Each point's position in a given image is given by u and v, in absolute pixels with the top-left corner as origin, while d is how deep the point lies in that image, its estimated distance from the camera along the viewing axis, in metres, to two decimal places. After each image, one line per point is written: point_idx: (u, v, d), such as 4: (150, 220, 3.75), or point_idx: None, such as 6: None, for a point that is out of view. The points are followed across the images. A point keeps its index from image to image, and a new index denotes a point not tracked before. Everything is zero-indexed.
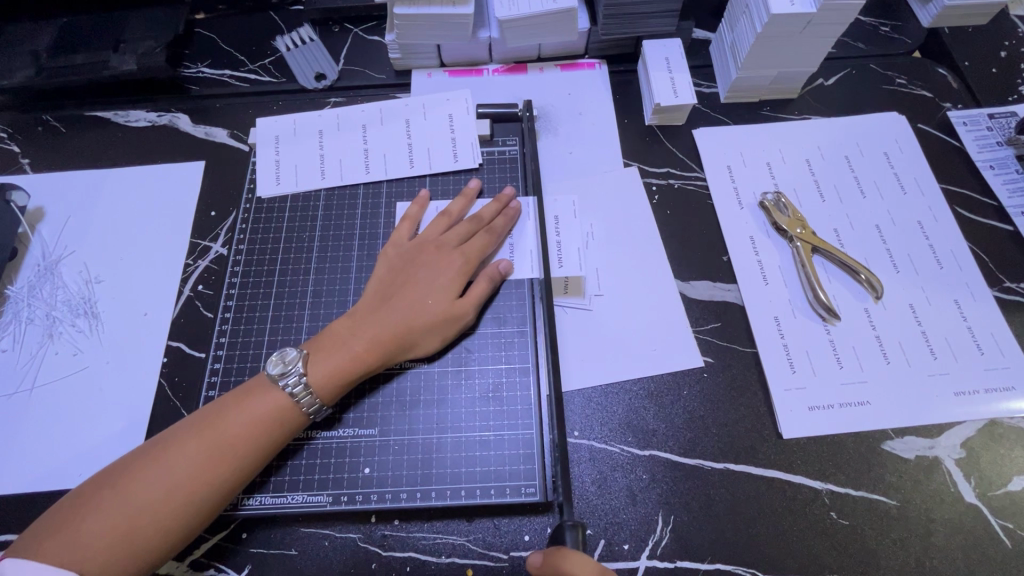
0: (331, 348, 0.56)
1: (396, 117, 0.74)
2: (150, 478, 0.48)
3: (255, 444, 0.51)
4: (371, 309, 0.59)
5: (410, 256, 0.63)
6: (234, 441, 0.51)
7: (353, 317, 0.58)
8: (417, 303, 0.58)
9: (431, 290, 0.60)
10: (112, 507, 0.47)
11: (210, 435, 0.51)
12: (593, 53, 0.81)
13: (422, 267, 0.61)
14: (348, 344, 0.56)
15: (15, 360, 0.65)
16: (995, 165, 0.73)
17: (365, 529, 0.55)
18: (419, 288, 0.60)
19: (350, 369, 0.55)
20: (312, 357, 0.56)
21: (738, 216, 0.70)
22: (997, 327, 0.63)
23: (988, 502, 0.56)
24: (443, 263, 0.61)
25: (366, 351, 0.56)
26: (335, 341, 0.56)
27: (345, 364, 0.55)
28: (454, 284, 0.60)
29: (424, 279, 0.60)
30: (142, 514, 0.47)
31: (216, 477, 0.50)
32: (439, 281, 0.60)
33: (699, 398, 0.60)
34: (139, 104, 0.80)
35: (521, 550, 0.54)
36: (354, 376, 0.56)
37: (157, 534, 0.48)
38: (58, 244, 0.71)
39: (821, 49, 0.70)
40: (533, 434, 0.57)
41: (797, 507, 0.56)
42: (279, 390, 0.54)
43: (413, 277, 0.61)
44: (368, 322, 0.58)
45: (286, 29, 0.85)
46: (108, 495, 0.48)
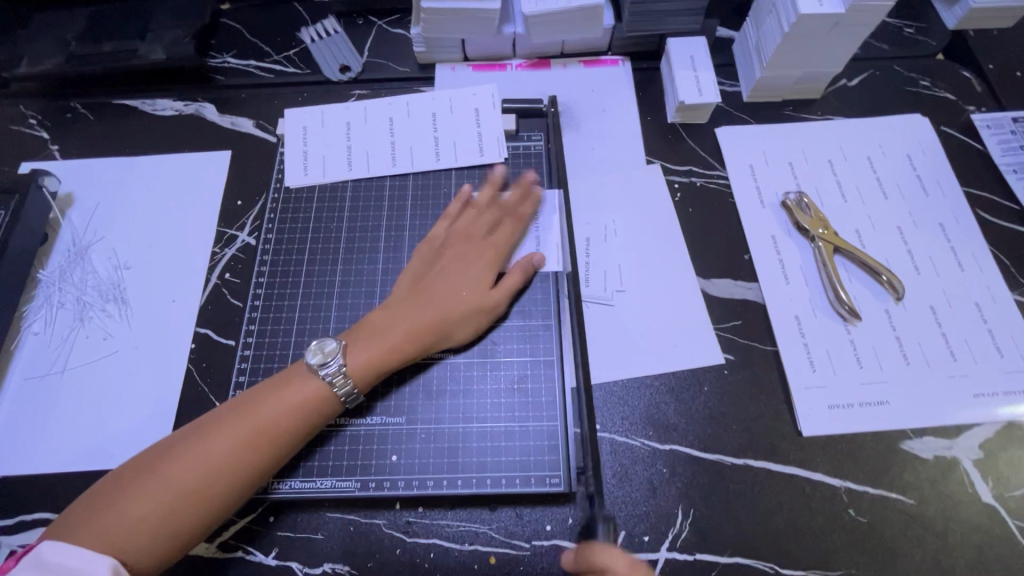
0: (367, 338, 0.57)
1: (422, 111, 0.74)
2: (188, 462, 0.49)
3: (292, 427, 0.53)
4: (406, 300, 0.60)
5: (441, 249, 0.64)
6: (272, 425, 0.52)
7: (388, 308, 0.60)
8: (450, 293, 0.60)
9: (463, 280, 0.61)
10: (153, 488, 0.48)
11: (248, 417, 0.52)
12: (617, 49, 0.81)
13: (452, 259, 0.63)
14: (385, 334, 0.57)
15: (47, 344, 0.66)
16: (1018, 168, 0.73)
17: (390, 515, 0.56)
18: (451, 278, 0.61)
19: (387, 358, 0.57)
20: (349, 347, 0.57)
21: (760, 214, 0.70)
22: (1017, 331, 0.63)
23: (1005, 503, 0.56)
24: (473, 256, 0.63)
25: (402, 340, 0.57)
26: (371, 331, 0.58)
27: (383, 353, 0.56)
28: (484, 274, 0.62)
29: (456, 270, 0.62)
30: (182, 494, 0.48)
31: (255, 459, 0.51)
32: (469, 271, 0.62)
33: (720, 394, 0.61)
34: (166, 93, 0.81)
35: (543, 539, 0.55)
36: (391, 363, 0.57)
37: (196, 514, 0.49)
38: (87, 231, 0.72)
39: (848, 50, 0.70)
40: (557, 426, 0.58)
41: (815, 504, 0.56)
42: (319, 379, 0.54)
43: (444, 269, 0.62)
44: (404, 312, 0.59)
45: (311, 21, 0.86)
46: (148, 478, 0.49)
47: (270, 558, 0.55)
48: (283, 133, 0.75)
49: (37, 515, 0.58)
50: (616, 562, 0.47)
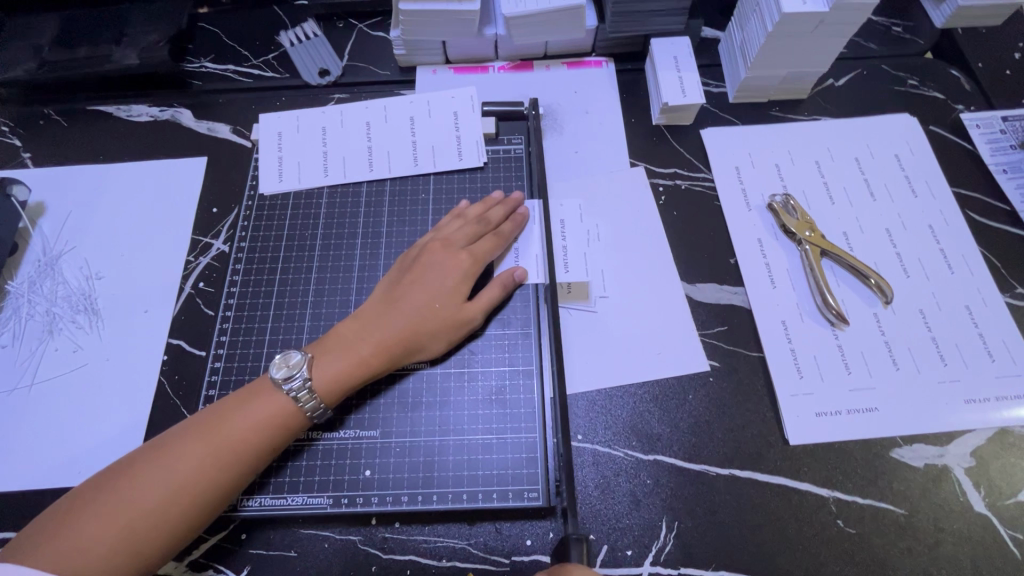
0: (335, 351, 0.55)
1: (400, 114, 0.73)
2: (148, 482, 0.48)
3: (261, 443, 0.51)
4: (377, 311, 0.58)
5: (416, 257, 0.61)
6: (240, 441, 0.50)
7: (358, 319, 0.58)
8: (423, 304, 0.58)
9: (437, 291, 0.59)
10: (112, 506, 0.47)
11: (215, 432, 0.50)
12: (601, 51, 0.80)
13: (428, 268, 0.60)
14: (352, 347, 0.56)
15: (15, 357, 0.64)
16: (1008, 168, 0.72)
17: (365, 532, 0.54)
18: (425, 289, 0.59)
19: (355, 372, 0.55)
20: (316, 360, 0.55)
21: (745, 217, 0.69)
22: (1009, 334, 0.62)
23: (998, 512, 0.55)
24: (450, 265, 0.60)
25: (371, 354, 0.55)
26: (339, 344, 0.56)
27: (350, 368, 0.55)
28: (461, 285, 0.60)
29: (431, 279, 0.59)
30: (143, 512, 0.47)
31: (222, 476, 0.49)
32: (444, 281, 0.59)
33: (705, 402, 0.60)
34: (141, 98, 0.79)
35: (523, 554, 0.53)
36: (358, 378, 0.55)
37: (158, 532, 0.47)
38: (59, 240, 0.70)
39: (833, 50, 0.69)
40: (536, 437, 0.57)
41: (804, 514, 0.55)
42: (283, 394, 0.53)
43: (419, 278, 0.59)
44: (374, 324, 0.57)
45: (290, 24, 0.84)
46: (105, 498, 0.47)
47: None
48: (258, 138, 0.73)
49: (2, 533, 0.56)
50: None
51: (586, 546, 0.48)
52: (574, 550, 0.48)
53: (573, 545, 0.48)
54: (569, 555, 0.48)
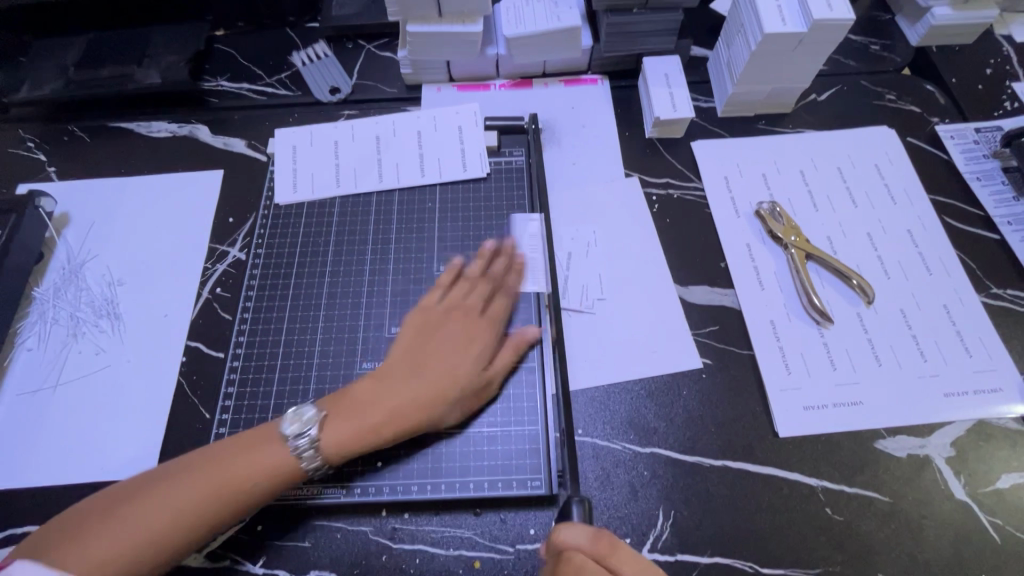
0: (347, 416, 0.56)
1: (403, 130, 0.77)
2: (167, 501, 0.50)
3: (265, 482, 0.52)
4: (393, 374, 0.59)
5: (433, 319, 0.63)
6: (244, 479, 0.52)
7: (368, 384, 0.58)
8: (435, 358, 0.59)
9: (451, 350, 0.60)
10: (118, 530, 0.48)
11: (222, 468, 0.52)
12: (596, 69, 0.85)
13: (441, 322, 0.62)
14: (362, 415, 0.56)
15: (40, 359, 0.67)
16: (982, 176, 0.76)
17: (376, 522, 0.57)
18: (441, 348, 0.60)
19: (367, 435, 0.55)
20: (325, 420, 0.56)
21: (735, 223, 0.73)
22: (984, 331, 0.65)
23: (977, 499, 0.58)
24: (461, 322, 0.62)
25: (382, 426, 0.56)
26: (349, 407, 0.56)
27: (359, 433, 0.55)
28: (476, 340, 0.61)
29: (447, 343, 0.60)
30: (147, 540, 0.48)
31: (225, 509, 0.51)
32: (457, 337, 0.61)
33: (698, 397, 0.63)
34: (160, 115, 0.84)
35: (526, 543, 0.56)
36: (370, 442, 0.55)
37: (162, 555, 0.49)
38: (82, 249, 0.74)
39: (813, 66, 0.73)
40: (538, 430, 0.60)
41: (794, 503, 0.58)
42: (286, 447, 0.54)
43: (436, 344, 0.60)
44: (386, 390, 0.57)
45: (302, 45, 0.89)
46: (126, 511, 0.49)
47: (257, 566, 0.55)
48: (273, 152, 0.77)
49: (26, 528, 0.59)
50: (578, 537, 0.48)
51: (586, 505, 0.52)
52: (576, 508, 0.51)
53: (574, 505, 0.52)
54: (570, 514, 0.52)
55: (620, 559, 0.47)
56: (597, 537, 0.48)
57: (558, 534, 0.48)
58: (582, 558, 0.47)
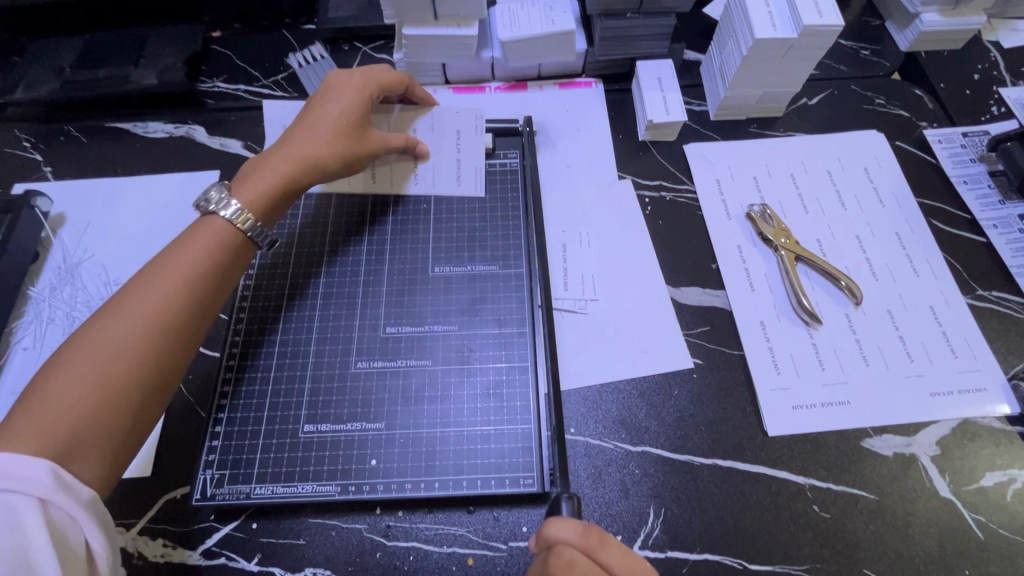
0: (262, 174, 0.63)
1: (379, 106, 0.74)
2: (119, 325, 0.50)
3: (210, 259, 0.56)
4: (294, 140, 0.65)
5: (307, 110, 0.68)
6: (190, 275, 0.55)
7: (278, 147, 0.65)
8: (324, 132, 0.65)
9: (337, 113, 0.67)
10: (74, 390, 0.47)
11: (166, 271, 0.54)
12: (590, 72, 0.86)
13: (330, 97, 0.68)
14: (272, 166, 0.63)
15: (36, 357, 0.68)
16: (969, 180, 0.77)
17: (371, 520, 0.57)
18: (326, 116, 0.66)
19: (274, 193, 0.62)
20: (235, 187, 0.62)
21: (727, 226, 0.74)
22: (969, 332, 0.66)
23: (962, 497, 0.59)
24: (345, 95, 0.68)
25: (286, 166, 0.63)
26: (257, 172, 0.63)
27: (270, 185, 0.62)
28: (354, 100, 0.68)
29: (321, 117, 0.66)
30: (106, 397, 0.48)
31: (182, 299, 0.53)
32: (344, 101, 0.67)
33: (689, 396, 0.64)
34: (157, 116, 0.84)
35: (519, 540, 0.56)
36: (276, 194, 0.62)
37: (123, 408, 0.49)
38: (78, 248, 0.74)
39: (804, 71, 0.74)
40: (531, 429, 0.60)
41: (782, 500, 0.59)
42: (218, 218, 0.59)
43: (310, 120, 0.66)
44: (287, 146, 0.65)
45: (298, 47, 0.90)
46: (73, 367, 0.48)
47: (252, 564, 0.56)
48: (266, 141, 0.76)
49: None
50: (568, 531, 0.47)
51: (575, 502, 0.51)
52: (565, 505, 0.51)
53: (564, 501, 0.51)
54: (561, 511, 0.51)
55: (610, 552, 0.47)
56: (587, 532, 0.48)
57: (547, 529, 0.48)
58: (571, 552, 0.47)
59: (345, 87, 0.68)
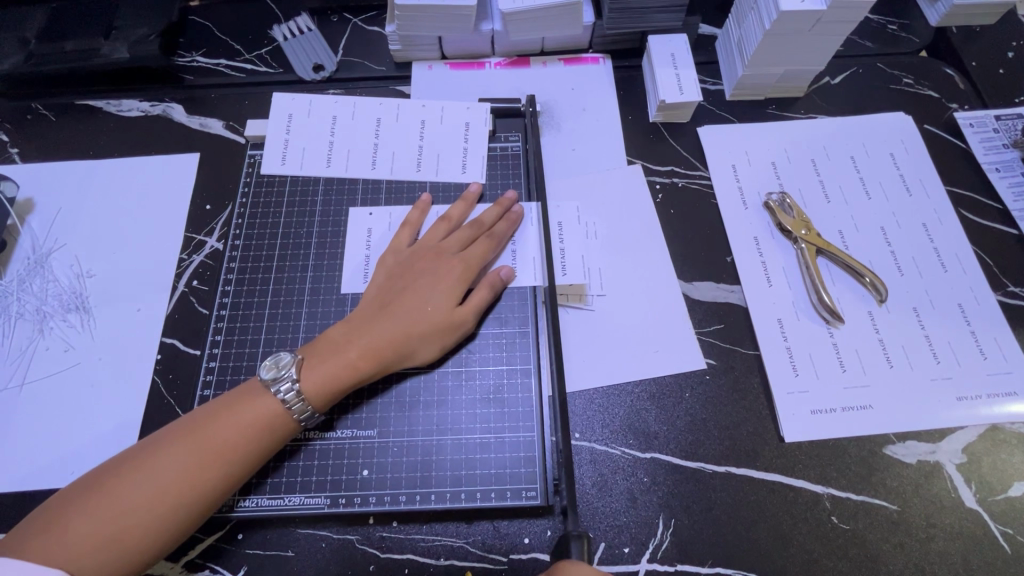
0: (330, 358, 0.54)
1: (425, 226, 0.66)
2: (164, 461, 0.48)
3: (248, 449, 0.50)
4: (367, 317, 0.57)
5: (410, 260, 0.61)
6: (235, 441, 0.50)
7: (349, 325, 0.57)
8: (416, 311, 0.57)
9: (430, 296, 0.58)
10: (100, 513, 0.46)
11: (222, 420, 0.51)
12: (598, 47, 0.80)
13: (421, 273, 0.60)
14: (344, 349, 0.55)
15: (5, 355, 0.63)
16: (1001, 167, 0.72)
17: (363, 532, 0.54)
18: (419, 296, 0.58)
19: (343, 379, 0.54)
20: (305, 364, 0.54)
21: (742, 215, 0.69)
22: (1000, 332, 0.62)
23: (988, 507, 0.55)
24: (439, 268, 0.60)
25: (360, 357, 0.55)
26: (330, 347, 0.55)
27: (342, 370, 0.54)
28: (451, 292, 0.59)
29: (421, 286, 0.59)
30: (124, 538, 0.46)
31: (221, 465, 0.49)
32: (438, 289, 0.59)
33: (702, 400, 0.60)
34: (132, 93, 0.78)
35: (521, 552, 0.53)
36: (349, 382, 0.54)
37: (142, 543, 0.46)
38: (49, 237, 0.69)
39: (830, 48, 0.69)
40: (534, 436, 0.57)
41: (798, 510, 0.55)
42: (271, 397, 0.52)
43: (409, 283, 0.59)
44: (368, 328, 0.56)
45: (283, 18, 0.83)
46: (113, 490, 0.47)
47: None
48: (268, 120, 0.72)
49: None
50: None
51: (586, 543, 0.48)
52: (574, 548, 0.47)
53: (573, 542, 0.48)
54: (569, 552, 0.48)
55: None
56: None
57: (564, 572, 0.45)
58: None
59: (443, 264, 0.61)
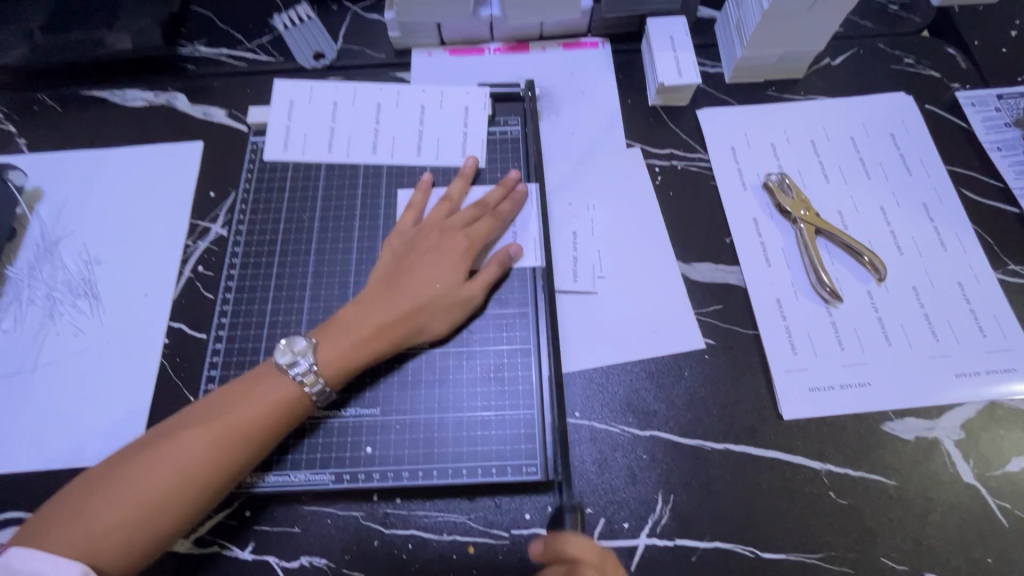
0: (343, 336, 0.55)
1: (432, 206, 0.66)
2: (180, 444, 0.49)
3: (261, 432, 0.52)
4: (376, 294, 0.58)
5: (414, 240, 0.62)
6: (249, 422, 0.51)
7: (361, 304, 0.58)
8: (424, 287, 0.58)
9: (437, 273, 0.59)
10: (122, 496, 0.47)
11: (235, 403, 0.52)
12: (597, 31, 0.80)
13: (427, 251, 0.60)
14: (357, 328, 0.56)
15: (17, 340, 0.65)
16: (1003, 146, 0.72)
17: (367, 508, 0.55)
18: (426, 272, 0.59)
19: (359, 356, 0.55)
20: (319, 345, 0.55)
21: (741, 196, 0.69)
22: (1000, 309, 0.62)
23: (986, 482, 0.56)
24: (444, 245, 0.61)
25: (372, 335, 0.56)
26: (342, 326, 0.56)
27: (355, 349, 0.55)
28: (458, 268, 0.60)
29: (429, 261, 0.60)
30: (143, 519, 0.47)
31: (235, 446, 0.50)
32: (445, 265, 0.60)
33: (701, 379, 0.60)
34: (136, 83, 0.79)
35: (522, 528, 0.54)
36: (362, 359, 0.55)
37: (162, 524, 0.48)
38: (57, 225, 0.71)
39: (829, 27, 0.69)
40: (534, 414, 0.58)
41: (796, 486, 0.56)
42: (288, 378, 0.53)
43: (417, 259, 0.60)
44: (378, 306, 0.57)
45: (283, 7, 0.84)
46: (130, 473, 0.48)
47: (246, 552, 0.54)
48: (270, 107, 0.73)
49: (10, 514, 0.57)
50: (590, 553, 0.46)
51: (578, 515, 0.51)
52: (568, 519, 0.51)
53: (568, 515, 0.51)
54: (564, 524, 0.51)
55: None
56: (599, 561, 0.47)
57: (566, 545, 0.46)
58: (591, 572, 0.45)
59: (449, 241, 0.61)
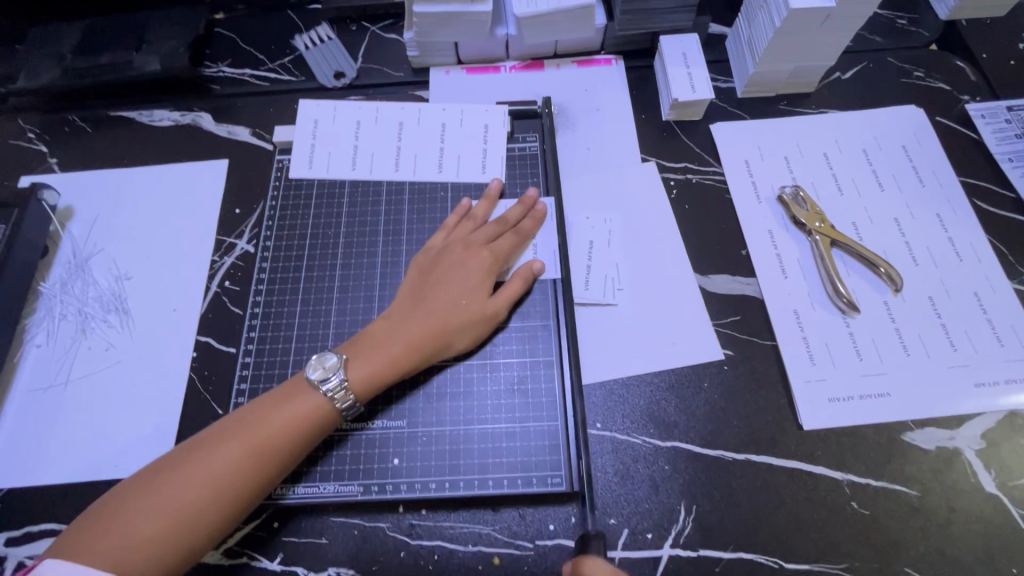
0: (373, 353, 0.57)
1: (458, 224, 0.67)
2: (211, 458, 0.50)
3: (290, 446, 0.53)
4: (403, 312, 0.60)
5: (439, 256, 0.63)
6: (278, 436, 0.52)
7: (389, 321, 0.59)
8: (450, 304, 0.59)
9: (462, 289, 0.60)
10: (155, 510, 0.48)
11: (264, 419, 0.53)
12: (610, 48, 0.81)
13: (452, 267, 0.62)
14: (386, 345, 0.57)
15: (50, 355, 0.66)
16: (1015, 157, 0.73)
17: (394, 519, 0.56)
18: (451, 289, 0.60)
19: (390, 371, 0.56)
20: (350, 361, 0.56)
21: (756, 209, 0.70)
22: (1018, 319, 0.63)
23: (1009, 493, 0.56)
24: (467, 262, 0.62)
25: (401, 352, 0.57)
26: (372, 344, 0.57)
27: (384, 366, 0.56)
28: (481, 285, 0.61)
29: (453, 279, 0.61)
30: (173, 534, 0.48)
31: (265, 460, 0.51)
32: (469, 282, 0.61)
33: (720, 390, 0.61)
34: (162, 103, 0.81)
35: (546, 539, 0.55)
36: (391, 376, 0.56)
37: (192, 537, 0.49)
38: (88, 242, 0.73)
39: (840, 43, 0.70)
40: (557, 426, 0.58)
41: (819, 497, 0.56)
42: (318, 394, 0.54)
43: (441, 276, 0.61)
44: (406, 322, 0.58)
45: (305, 28, 0.86)
46: (163, 486, 0.49)
47: (275, 563, 0.55)
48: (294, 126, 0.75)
49: (45, 525, 0.58)
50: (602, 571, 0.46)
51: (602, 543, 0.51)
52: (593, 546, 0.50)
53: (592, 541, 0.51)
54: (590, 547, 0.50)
55: None
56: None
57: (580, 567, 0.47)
58: None
59: (473, 258, 0.62)
